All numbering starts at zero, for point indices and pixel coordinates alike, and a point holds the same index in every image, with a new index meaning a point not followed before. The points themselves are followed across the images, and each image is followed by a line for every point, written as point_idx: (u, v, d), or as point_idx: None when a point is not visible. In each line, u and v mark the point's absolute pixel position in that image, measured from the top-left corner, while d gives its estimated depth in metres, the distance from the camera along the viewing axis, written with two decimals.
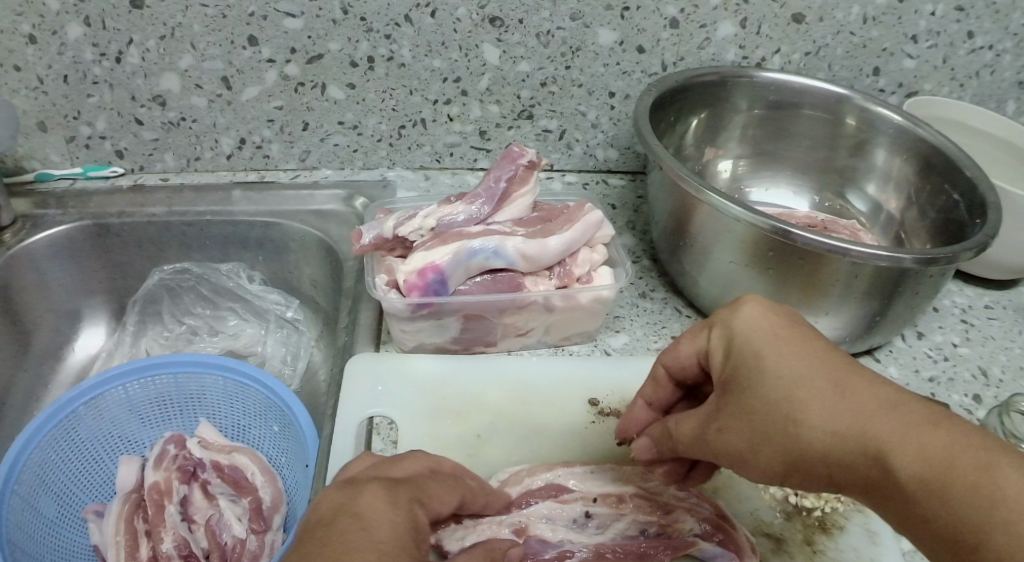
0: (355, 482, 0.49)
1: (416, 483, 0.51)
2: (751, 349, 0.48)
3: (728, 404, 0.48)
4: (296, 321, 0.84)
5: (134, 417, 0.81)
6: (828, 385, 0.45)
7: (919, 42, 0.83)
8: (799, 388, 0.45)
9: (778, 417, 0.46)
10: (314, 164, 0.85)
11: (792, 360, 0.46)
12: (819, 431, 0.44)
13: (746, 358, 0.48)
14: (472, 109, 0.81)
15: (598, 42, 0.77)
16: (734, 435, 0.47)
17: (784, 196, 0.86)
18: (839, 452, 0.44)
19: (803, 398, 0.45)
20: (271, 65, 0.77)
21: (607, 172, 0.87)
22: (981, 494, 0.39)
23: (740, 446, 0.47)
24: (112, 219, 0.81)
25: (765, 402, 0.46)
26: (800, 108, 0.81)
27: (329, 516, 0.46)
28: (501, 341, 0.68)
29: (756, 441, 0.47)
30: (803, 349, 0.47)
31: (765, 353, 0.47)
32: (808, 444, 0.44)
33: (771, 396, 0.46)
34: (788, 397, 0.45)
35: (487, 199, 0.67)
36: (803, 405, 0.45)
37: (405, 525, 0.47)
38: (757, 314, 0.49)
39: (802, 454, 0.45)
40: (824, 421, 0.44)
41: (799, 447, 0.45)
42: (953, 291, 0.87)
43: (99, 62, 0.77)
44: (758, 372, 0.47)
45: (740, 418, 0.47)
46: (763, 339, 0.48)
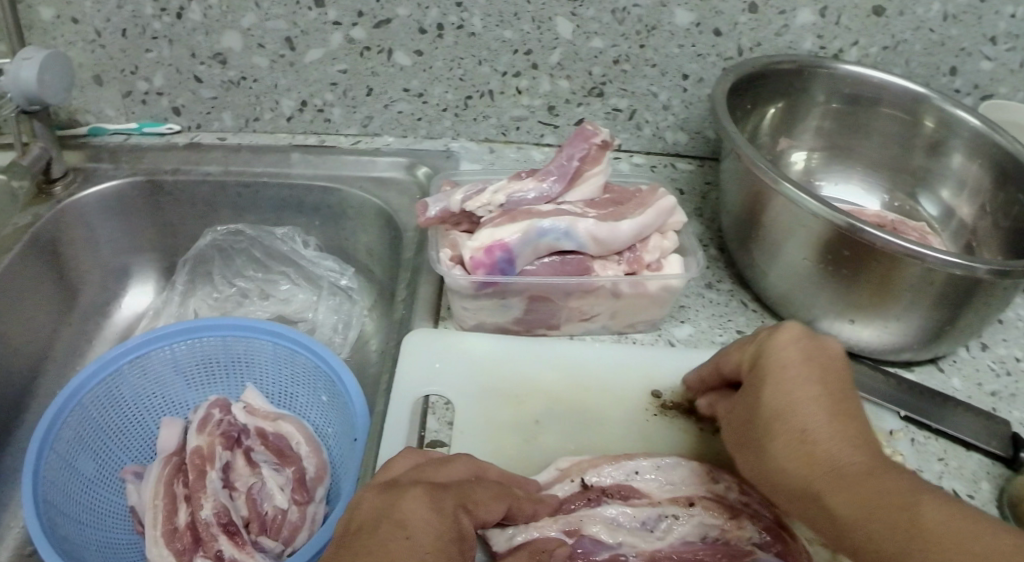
0: (396, 486, 0.47)
1: (463, 489, 0.49)
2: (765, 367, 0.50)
3: (743, 402, 0.51)
4: (350, 289, 0.82)
5: (178, 378, 0.80)
6: (823, 420, 0.46)
7: (997, 44, 0.80)
8: (798, 406, 0.47)
9: (775, 418, 0.48)
10: (375, 132, 0.83)
11: (799, 386, 0.48)
12: (795, 453, 0.46)
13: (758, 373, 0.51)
14: (541, 83, 0.79)
15: (674, 22, 0.75)
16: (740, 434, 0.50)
17: (855, 193, 0.83)
18: (794, 480, 0.46)
19: (798, 414, 0.47)
20: (337, 27, 0.75)
21: (675, 156, 0.84)
22: (915, 527, 0.40)
23: (744, 451, 0.50)
24: (165, 177, 0.80)
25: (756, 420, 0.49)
26: (879, 104, 0.78)
27: (369, 524, 0.44)
28: (564, 324, 0.66)
29: (752, 446, 0.49)
30: (814, 369, 0.49)
31: (790, 361, 0.49)
32: (788, 459, 0.46)
33: (773, 402, 0.48)
34: (780, 411, 0.47)
35: (559, 176, 0.65)
36: (786, 436, 0.47)
37: (449, 535, 0.45)
38: (784, 337, 0.51)
39: (784, 469, 0.46)
40: (821, 445, 0.45)
41: (780, 453, 0.47)
42: (1019, 303, 0.84)
43: (160, 17, 0.75)
44: (766, 421, 0.48)
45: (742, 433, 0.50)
46: (779, 358, 0.50)
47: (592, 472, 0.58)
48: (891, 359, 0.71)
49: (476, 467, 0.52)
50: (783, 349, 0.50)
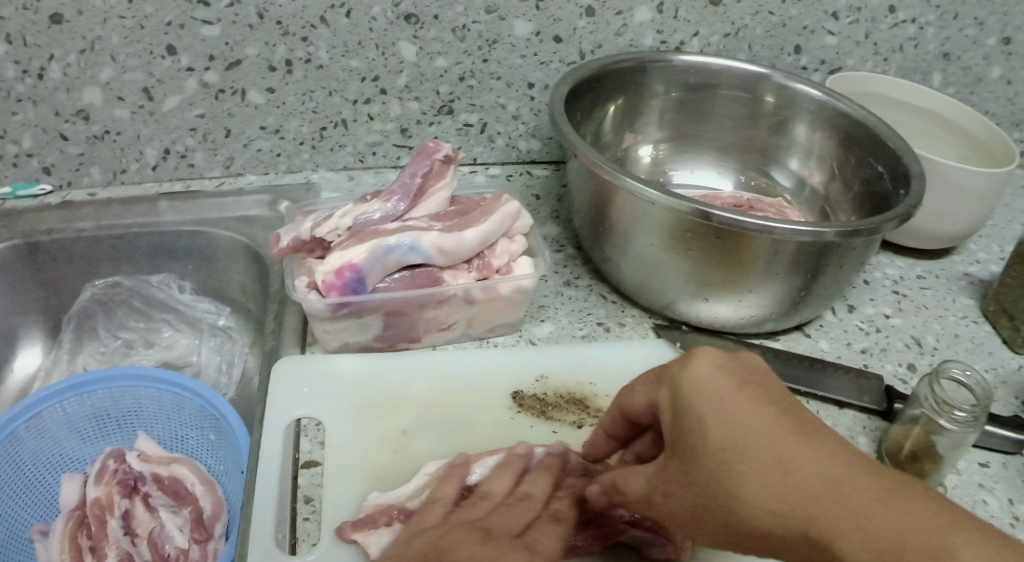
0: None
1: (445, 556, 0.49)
2: (692, 410, 0.42)
3: (674, 466, 0.43)
4: (229, 329, 0.84)
5: (73, 434, 0.80)
6: (776, 465, 0.39)
7: (840, 18, 0.84)
8: (746, 461, 0.40)
9: (716, 486, 0.41)
10: (238, 171, 0.85)
11: (753, 418, 0.41)
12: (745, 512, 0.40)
13: (688, 416, 0.43)
14: (391, 107, 0.81)
15: (514, 34, 0.78)
16: (676, 498, 0.43)
17: (709, 176, 0.86)
18: (776, 531, 0.39)
19: (748, 469, 0.40)
20: (191, 73, 0.77)
21: (530, 164, 0.88)
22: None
23: (683, 516, 0.43)
24: (42, 237, 0.81)
25: (702, 472, 0.41)
26: (718, 89, 0.81)
27: None
28: (425, 336, 0.69)
29: (698, 514, 0.42)
30: (754, 408, 0.41)
31: (707, 404, 0.42)
32: (749, 531, 0.40)
33: (715, 469, 0.41)
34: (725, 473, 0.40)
35: (402, 195, 0.67)
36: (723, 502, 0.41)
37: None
38: (703, 368, 0.43)
39: (744, 534, 0.41)
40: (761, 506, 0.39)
41: (738, 520, 0.40)
42: (884, 263, 0.88)
43: (22, 79, 0.76)
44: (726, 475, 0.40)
45: (682, 483, 0.43)
46: (710, 400, 0.42)
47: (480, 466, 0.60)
48: (754, 331, 0.74)
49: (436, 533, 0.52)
50: (699, 386, 0.42)
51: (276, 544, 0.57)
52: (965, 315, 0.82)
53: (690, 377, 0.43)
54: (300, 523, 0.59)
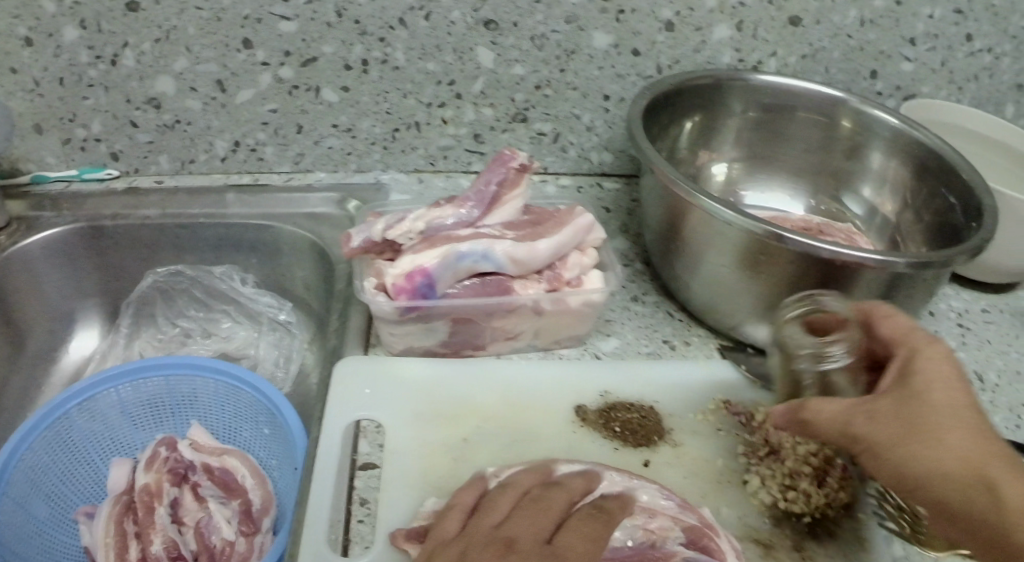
0: None
1: None
2: (921, 381, 0.48)
3: (901, 417, 0.47)
4: (289, 323, 0.84)
5: (125, 419, 0.81)
6: (953, 410, 0.47)
7: (917, 45, 0.82)
8: (959, 402, 0.47)
9: (952, 412, 0.47)
10: (307, 168, 0.85)
11: (944, 382, 0.48)
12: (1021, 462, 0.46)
13: (920, 382, 0.48)
14: (466, 112, 0.81)
15: (592, 45, 0.77)
16: (902, 450, 0.47)
17: (779, 200, 0.84)
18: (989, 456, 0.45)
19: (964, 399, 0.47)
20: (265, 67, 0.77)
21: (602, 176, 0.87)
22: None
23: (912, 468, 0.46)
24: (106, 222, 0.82)
25: (941, 405, 0.47)
26: (796, 111, 0.80)
27: None
28: (490, 344, 0.68)
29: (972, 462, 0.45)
30: (948, 373, 0.48)
31: (931, 372, 0.48)
32: (980, 456, 0.45)
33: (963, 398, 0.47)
34: (928, 409, 0.47)
35: (476, 202, 0.67)
36: (979, 440, 0.46)
37: None
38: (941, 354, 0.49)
39: (972, 467, 0.45)
40: (1006, 450, 0.46)
41: (972, 452, 0.45)
42: (949, 295, 0.86)
43: (95, 65, 0.77)
44: (931, 399, 0.47)
45: (919, 425, 0.47)
46: (938, 370, 0.48)
47: (501, 475, 0.59)
48: None
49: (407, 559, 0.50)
50: (930, 365, 0.49)
51: (328, 543, 0.57)
52: None
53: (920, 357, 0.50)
54: (354, 525, 0.59)
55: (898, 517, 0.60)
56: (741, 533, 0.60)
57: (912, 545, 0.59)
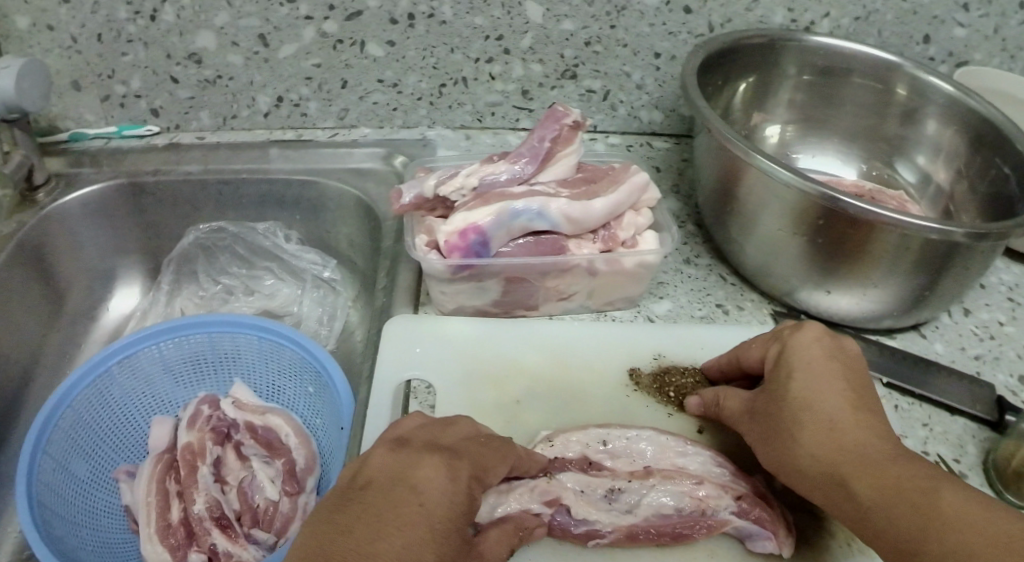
0: (411, 448, 0.49)
1: (467, 454, 0.50)
2: (785, 368, 0.54)
3: (764, 404, 0.54)
4: (333, 281, 0.84)
5: (166, 376, 0.81)
6: (823, 420, 0.51)
7: (970, 10, 0.80)
8: (810, 412, 0.51)
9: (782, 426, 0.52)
10: (352, 123, 0.84)
11: (813, 388, 0.52)
12: (886, 445, 0.49)
13: (776, 379, 0.54)
14: (513, 68, 0.79)
15: (644, 2, 0.75)
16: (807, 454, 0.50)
17: (831, 163, 0.83)
18: (808, 468, 0.50)
19: (812, 414, 0.51)
20: (309, 22, 0.76)
21: (650, 135, 0.86)
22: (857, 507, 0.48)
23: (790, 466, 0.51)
24: (146, 178, 0.81)
25: (788, 416, 0.52)
26: (851, 75, 0.78)
27: (386, 480, 0.46)
28: (543, 304, 0.67)
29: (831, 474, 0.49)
30: (831, 383, 0.52)
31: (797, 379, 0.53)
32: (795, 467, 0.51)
33: (793, 401, 0.52)
34: (785, 418, 0.52)
35: (531, 158, 0.65)
36: (868, 468, 0.48)
37: (462, 504, 0.47)
38: (812, 340, 0.55)
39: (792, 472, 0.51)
40: (808, 460, 0.50)
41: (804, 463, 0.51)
42: (999, 268, 0.84)
43: (134, 20, 0.75)
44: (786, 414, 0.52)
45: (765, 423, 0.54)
46: (801, 367, 0.53)
47: (557, 441, 0.59)
48: (872, 326, 0.71)
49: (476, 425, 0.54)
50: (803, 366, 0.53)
51: None
52: None
53: (800, 352, 0.54)
54: None
55: None
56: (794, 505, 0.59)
57: None
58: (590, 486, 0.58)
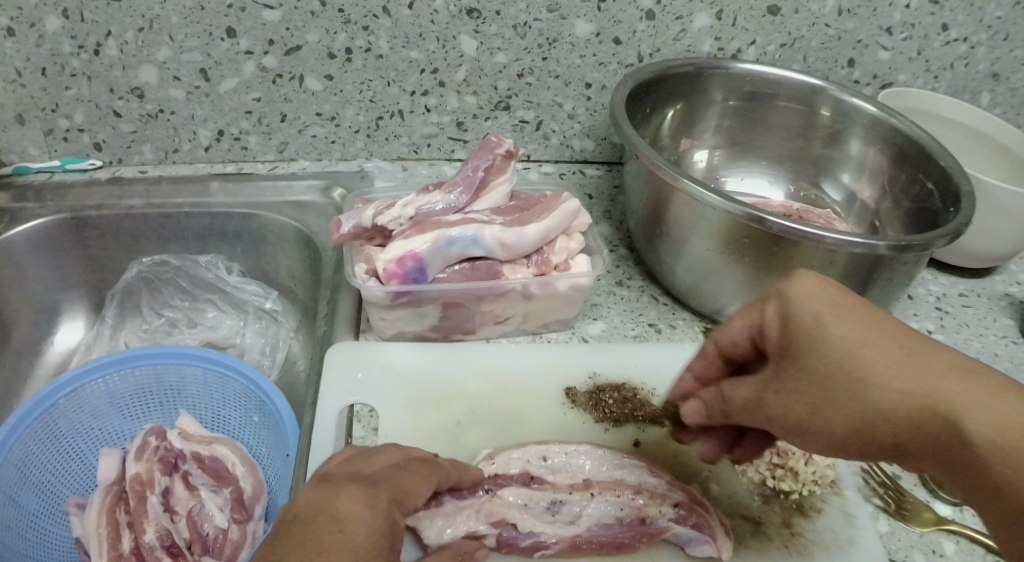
0: (332, 481, 0.49)
1: (389, 481, 0.51)
2: (806, 315, 0.47)
3: (792, 368, 0.46)
4: (275, 312, 0.85)
5: (114, 410, 0.81)
6: (885, 363, 0.43)
7: (893, 34, 0.84)
8: (866, 356, 0.44)
9: (845, 376, 0.44)
10: (291, 156, 0.86)
11: (852, 329, 0.45)
12: (971, 379, 0.41)
13: (801, 329, 0.46)
14: (449, 101, 0.82)
15: (574, 33, 0.78)
16: (887, 401, 0.43)
17: (760, 184, 0.87)
18: (895, 417, 0.42)
19: (873, 355, 0.44)
20: (249, 56, 0.77)
21: (583, 163, 0.88)
22: (975, 455, 0.40)
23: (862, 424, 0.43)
24: (89, 212, 0.81)
25: (832, 368, 0.44)
26: (776, 99, 0.82)
27: (306, 514, 0.46)
28: (480, 328, 0.69)
29: (923, 420, 0.42)
30: (867, 316, 0.45)
31: (819, 319, 0.46)
32: (873, 417, 0.43)
33: (836, 352, 0.45)
34: (839, 368, 0.44)
35: (465, 187, 0.68)
36: (970, 403, 0.40)
37: (384, 530, 0.47)
38: (813, 285, 0.48)
39: (866, 422, 0.43)
40: (892, 407, 0.42)
41: (887, 413, 0.43)
42: (928, 279, 0.88)
43: (78, 55, 0.76)
44: (834, 359, 0.45)
45: (803, 384, 0.46)
46: (826, 310, 0.46)
47: (497, 459, 0.61)
48: None
49: (401, 453, 0.54)
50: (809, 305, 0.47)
51: None
52: (1006, 335, 0.82)
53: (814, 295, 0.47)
54: None
55: (883, 494, 0.63)
56: (730, 511, 0.62)
57: (898, 522, 0.61)
58: (533, 499, 0.60)
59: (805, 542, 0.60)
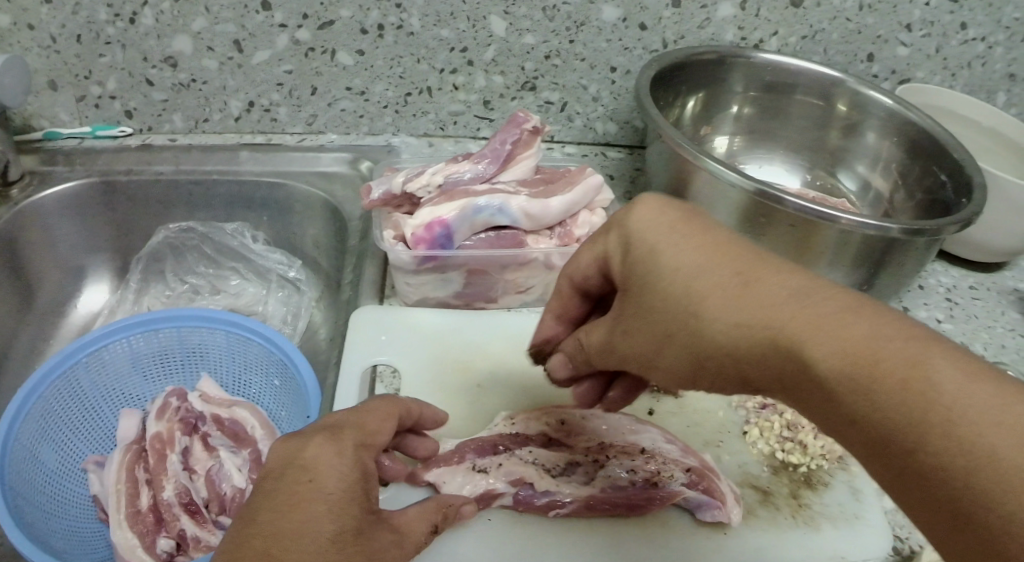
0: (300, 433, 0.49)
1: (354, 423, 0.50)
2: (642, 243, 0.47)
3: (632, 303, 0.46)
4: (298, 281, 0.87)
5: (135, 371, 0.82)
6: (720, 289, 0.42)
7: (914, 30, 0.86)
8: (701, 281, 0.43)
9: (680, 306, 0.44)
10: (320, 129, 0.88)
11: (691, 255, 0.44)
12: (823, 300, 0.39)
13: (639, 259, 0.46)
14: (477, 79, 0.83)
15: (601, 18, 0.80)
16: (722, 329, 0.42)
17: (776, 172, 0.88)
18: (737, 344, 0.41)
19: (707, 285, 0.43)
20: (283, 30, 0.79)
21: (605, 145, 0.90)
22: (819, 383, 0.38)
23: (713, 357, 0.42)
24: (119, 177, 0.83)
25: (664, 301, 0.44)
26: (795, 90, 0.83)
27: (277, 469, 0.46)
28: (501, 297, 0.70)
29: (767, 350, 0.40)
30: (700, 240, 0.45)
31: (658, 240, 0.46)
32: (715, 346, 0.42)
33: (672, 284, 0.44)
34: (680, 296, 0.44)
35: (492, 159, 0.69)
36: (809, 327, 0.38)
37: (354, 473, 0.46)
38: (650, 212, 0.47)
39: (707, 353, 0.42)
40: (730, 333, 0.41)
41: (725, 344, 0.42)
42: (938, 271, 0.89)
43: (114, 22, 0.78)
44: (669, 290, 0.44)
45: (640, 319, 0.46)
46: (665, 236, 0.46)
47: (517, 420, 0.63)
48: None
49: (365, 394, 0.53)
50: (645, 232, 0.47)
51: None
52: (1013, 329, 0.83)
53: (653, 222, 0.47)
54: None
55: None
56: (740, 480, 0.63)
57: None
58: (550, 461, 0.61)
59: (810, 513, 0.61)
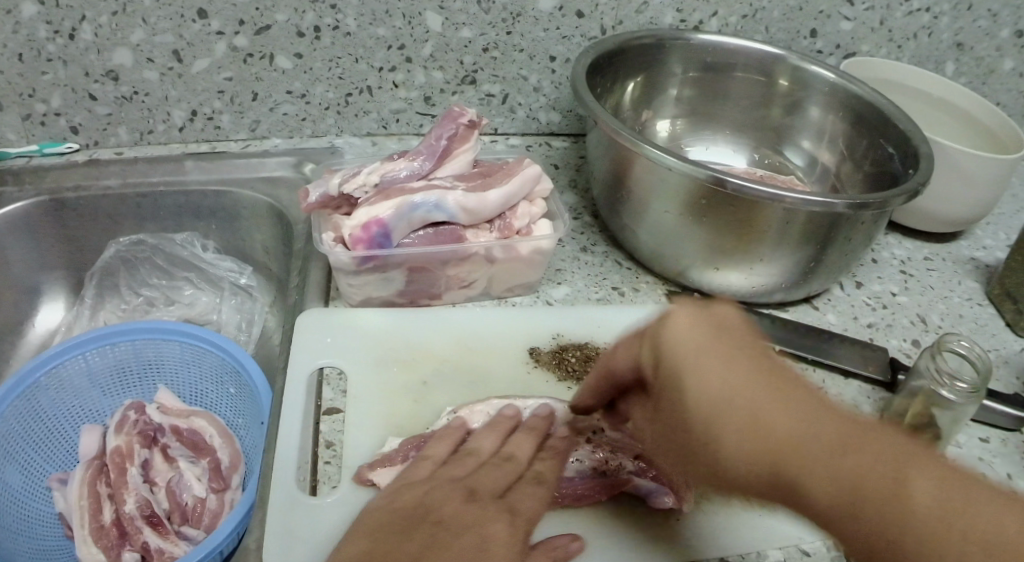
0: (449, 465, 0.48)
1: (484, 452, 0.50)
2: (671, 357, 0.48)
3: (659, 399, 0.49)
4: (249, 287, 0.88)
5: (93, 387, 0.82)
6: (743, 410, 0.45)
7: (855, 4, 0.86)
8: (720, 417, 0.45)
9: (694, 440, 0.46)
10: (263, 135, 0.88)
11: (717, 370, 0.46)
12: (828, 428, 0.43)
13: (666, 369, 0.48)
14: (415, 76, 0.83)
15: (538, 8, 0.80)
16: (731, 467, 0.45)
17: (721, 152, 0.88)
18: (745, 475, 0.44)
19: (721, 426, 0.45)
20: (220, 37, 0.79)
21: (550, 135, 0.90)
22: (830, 525, 0.43)
23: (715, 478, 0.46)
24: (68, 193, 0.83)
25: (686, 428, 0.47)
26: (735, 70, 0.84)
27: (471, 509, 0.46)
28: (445, 293, 0.71)
29: (766, 472, 0.44)
30: (728, 356, 0.47)
31: (682, 359, 0.47)
32: (724, 480, 0.46)
33: (695, 406, 0.46)
34: (693, 440, 0.46)
35: (428, 155, 0.70)
36: (823, 461, 0.42)
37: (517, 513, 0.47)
38: (681, 323, 0.48)
39: (718, 474, 0.46)
40: (735, 464, 0.44)
41: (722, 471, 0.45)
42: (892, 244, 0.89)
43: (54, 39, 0.77)
44: (687, 379, 0.47)
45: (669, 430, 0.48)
46: (688, 355, 0.47)
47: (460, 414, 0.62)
48: (764, 300, 0.75)
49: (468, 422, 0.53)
50: (676, 343, 0.48)
51: (298, 484, 0.58)
52: (970, 298, 0.83)
53: (668, 321, 0.49)
54: (320, 467, 0.60)
55: None
56: None
57: None
58: None
59: None
